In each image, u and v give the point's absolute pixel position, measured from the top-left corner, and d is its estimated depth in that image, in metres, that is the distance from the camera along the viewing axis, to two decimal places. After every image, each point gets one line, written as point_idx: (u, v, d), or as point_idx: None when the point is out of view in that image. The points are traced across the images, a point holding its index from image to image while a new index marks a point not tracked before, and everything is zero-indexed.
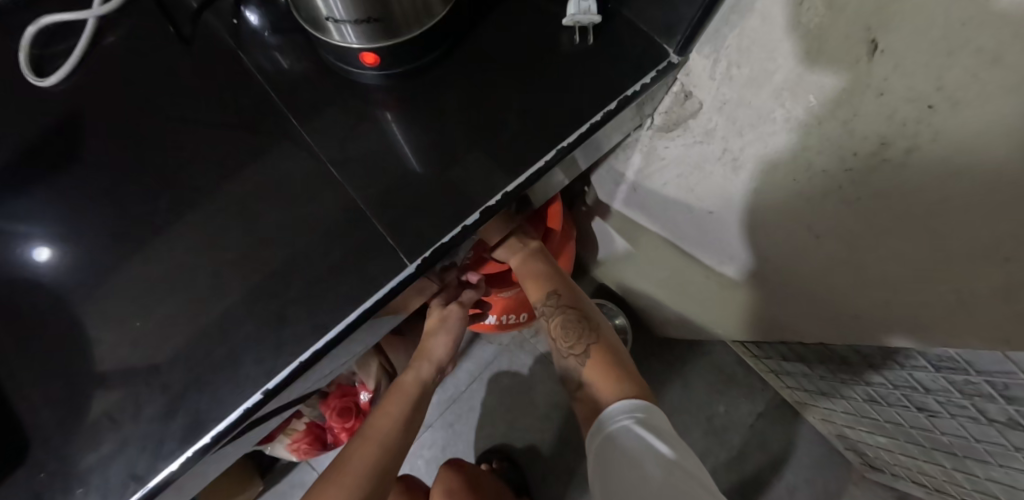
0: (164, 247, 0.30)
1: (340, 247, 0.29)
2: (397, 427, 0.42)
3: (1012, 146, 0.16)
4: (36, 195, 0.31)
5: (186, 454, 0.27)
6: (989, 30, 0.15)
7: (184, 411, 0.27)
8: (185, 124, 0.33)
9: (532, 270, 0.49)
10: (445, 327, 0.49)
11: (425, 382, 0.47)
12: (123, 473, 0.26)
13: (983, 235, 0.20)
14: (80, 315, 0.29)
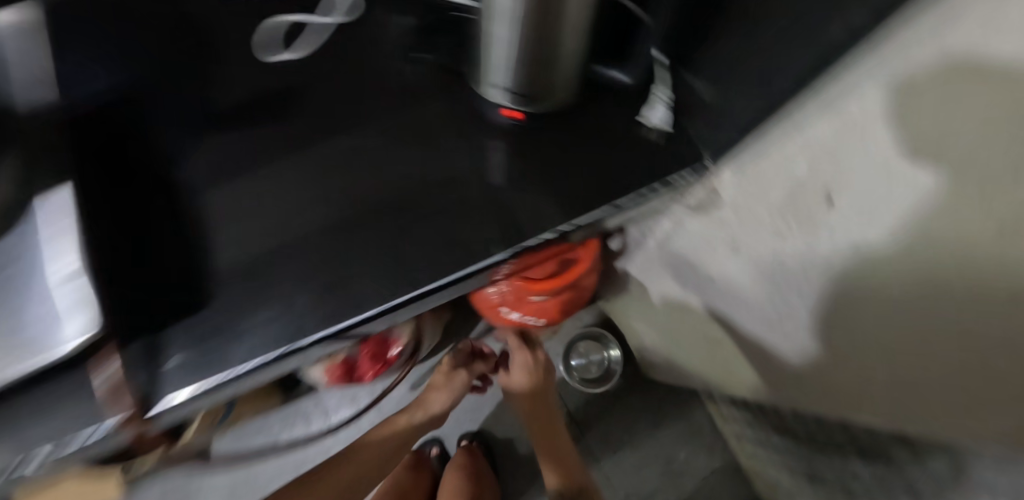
0: (327, 190, 0.41)
1: (447, 224, 0.40)
2: (391, 445, 0.62)
3: (901, 273, 0.29)
4: (251, 130, 0.43)
5: (319, 334, 0.37)
6: (880, 215, 0.28)
7: (326, 304, 0.38)
8: (360, 106, 0.44)
9: (532, 390, 0.71)
10: (444, 393, 0.68)
11: (415, 424, 0.66)
12: (276, 335, 0.37)
13: (890, 321, 0.32)
14: (259, 222, 0.40)
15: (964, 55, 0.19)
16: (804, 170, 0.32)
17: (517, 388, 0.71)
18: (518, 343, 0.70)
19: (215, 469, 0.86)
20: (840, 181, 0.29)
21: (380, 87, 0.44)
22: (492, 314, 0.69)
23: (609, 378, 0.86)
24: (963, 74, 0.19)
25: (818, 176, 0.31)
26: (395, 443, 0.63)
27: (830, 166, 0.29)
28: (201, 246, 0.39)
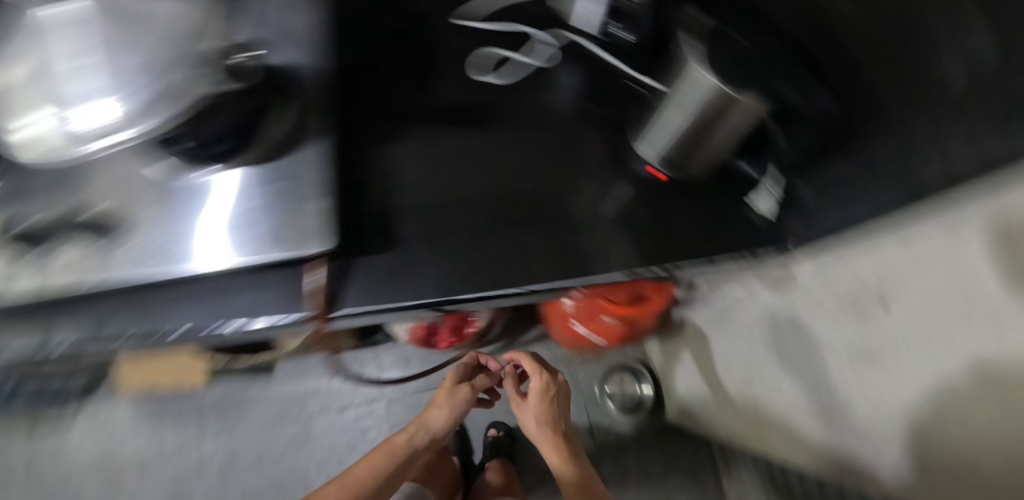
0: (492, 186, 0.52)
1: (581, 239, 0.50)
2: (388, 460, 0.69)
3: (932, 363, 0.39)
4: (441, 123, 0.54)
5: (467, 294, 0.47)
6: (925, 317, 0.38)
7: (477, 272, 0.48)
8: (530, 128, 0.54)
9: (548, 418, 0.73)
10: (444, 407, 0.72)
11: (415, 441, 0.72)
12: (433, 285, 0.47)
13: (915, 403, 0.42)
14: (437, 195, 0.51)
15: (995, 223, 0.30)
16: (871, 273, 0.43)
17: (528, 413, 0.74)
18: (534, 368, 0.73)
19: (273, 384, 0.99)
20: (891, 286, 0.41)
21: (550, 113, 0.55)
22: (560, 323, 0.80)
23: (637, 410, 0.95)
24: (993, 234, 0.30)
25: (882, 280, 0.42)
26: (394, 461, 0.69)
27: (893, 275, 0.40)
28: (390, 198, 0.51)
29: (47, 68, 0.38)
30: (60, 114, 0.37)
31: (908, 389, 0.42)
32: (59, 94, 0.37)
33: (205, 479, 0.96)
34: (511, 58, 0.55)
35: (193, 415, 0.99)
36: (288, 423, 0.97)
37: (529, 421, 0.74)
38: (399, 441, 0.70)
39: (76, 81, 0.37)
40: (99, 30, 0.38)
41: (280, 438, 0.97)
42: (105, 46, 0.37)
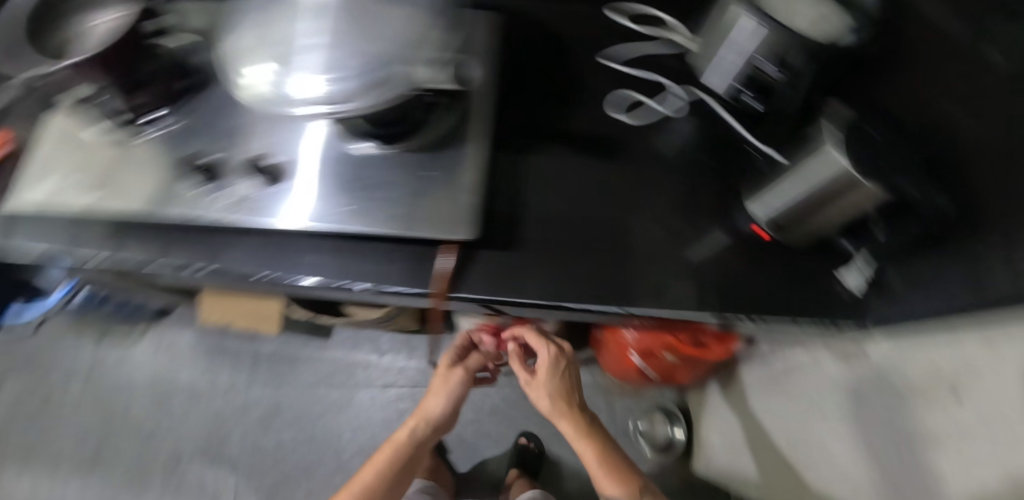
0: (611, 213, 0.58)
1: (685, 277, 0.55)
2: (391, 461, 0.75)
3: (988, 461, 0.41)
4: (574, 149, 0.60)
5: (579, 305, 0.52)
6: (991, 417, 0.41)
7: (589, 287, 0.53)
8: (652, 168, 0.60)
9: (561, 389, 0.72)
10: (441, 392, 0.77)
11: (420, 433, 0.77)
12: (550, 290, 0.53)
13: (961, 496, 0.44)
14: (561, 210, 0.57)
15: None
16: (946, 365, 0.46)
17: (538, 384, 0.72)
18: (536, 343, 0.73)
19: (328, 347, 1.05)
20: (968, 382, 0.43)
21: (672, 159, 0.61)
22: (616, 350, 0.84)
23: (665, 449, 1.01)
24: None
25: (957, 373, 0.45)
26: (398, 457, 0.75)
27: (968, 371, 0.43)
28: (520, 203, 0.57)
29: (286, 32, 0.45)
30: (283, 75, 0.44)
31: (943, 474, 0.46)
32: (285, 58, 0.44)
33: (246, 422, 1.02)
34: (645, 103, 0.62)
35: (249, 360, 1.05)
36: (333, 387, 1.03)
37: (539, 394, 0.73)
38: (401, 438, 0.74)
39: (306, 52, 0.44)
40: (344, 18, 0.45)
41: (322, 400, 1.02)
42: (342, 33, 0.44)
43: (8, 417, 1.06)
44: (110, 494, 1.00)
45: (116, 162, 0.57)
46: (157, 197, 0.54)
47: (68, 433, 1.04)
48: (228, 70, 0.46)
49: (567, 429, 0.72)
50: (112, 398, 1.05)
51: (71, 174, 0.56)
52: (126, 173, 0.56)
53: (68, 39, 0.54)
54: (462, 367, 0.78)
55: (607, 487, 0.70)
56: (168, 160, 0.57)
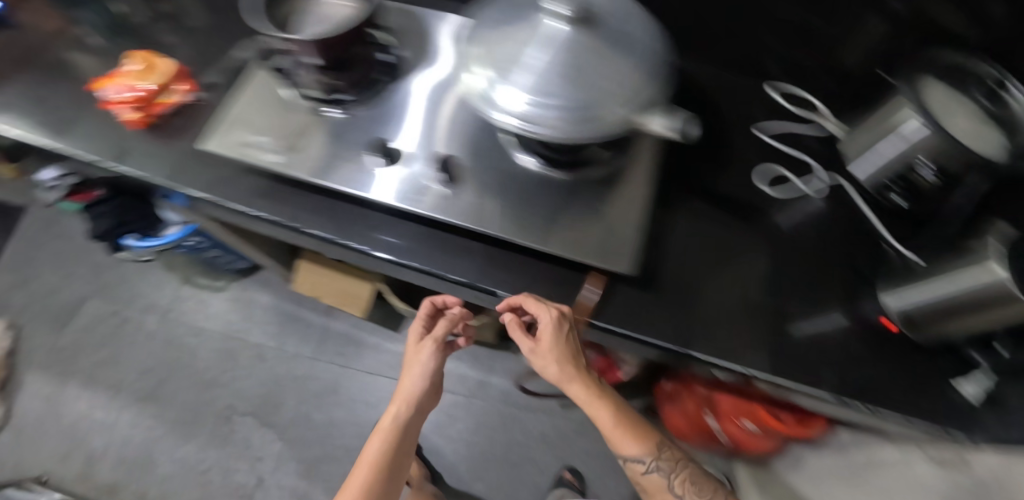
0: (746, 276, 0.61)
1: (807, 352, 0.58)
2: (375, 462, 0.62)
3: None
4: (719, 209, 0.65)
5: (706, 356, 0.55)
6: None
7: (716, 341, 0.57)
8: (789, 242, 0.64)
9: (568, 349, 0.54)
10: (417, 365, 0.64)
11: (403, 418, 0.64)
12: (683, 336, 0.56)
13: None
14: (702, 263, 0.61)
15: None
16: None
17: (543, 349, 0.54)
18: (534, 307, 0.52)
19: (398, 339, 1.08)
20: None
21: (809, 238, 0.65)
22: (690, 405, 0.86)
23: None
24: None
25: None
26: (387, 453, 0.63)
27: None
28: (666, 248, 0.61)
29: (516, 41, 0.46)
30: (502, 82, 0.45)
31: None
32: (508, 66, 0.46)
33: (304, 393, 1.04)
34: (792, 181, 0.67)
35: (320, 334, 1.09)
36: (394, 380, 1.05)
37: (538, 363, 0.55)
38: (382, 432, 0.62)
39: (528, 66, 0.45)
40: (576, 42, 0.45)
41: (381, 389, 1.04)
42: (571, 57, 0.45)
43: (87, 337, 1.12)
44: (161, 431, 1.04)
45: (302, 127, 0.60)
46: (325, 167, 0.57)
47: (136, 365, 1.09)
48: (460, 56, 0.49)
49: (578, 399, 0.56)
50: (184, 341, 1.10)
51: (259, 131, 0.60)
52: (311, 140, 0.59)
53: (292, 8, 0.57)
54: (431, 337, 0.65)
55: (629, 451, 0.56)
56: (353, 139, 0.59)
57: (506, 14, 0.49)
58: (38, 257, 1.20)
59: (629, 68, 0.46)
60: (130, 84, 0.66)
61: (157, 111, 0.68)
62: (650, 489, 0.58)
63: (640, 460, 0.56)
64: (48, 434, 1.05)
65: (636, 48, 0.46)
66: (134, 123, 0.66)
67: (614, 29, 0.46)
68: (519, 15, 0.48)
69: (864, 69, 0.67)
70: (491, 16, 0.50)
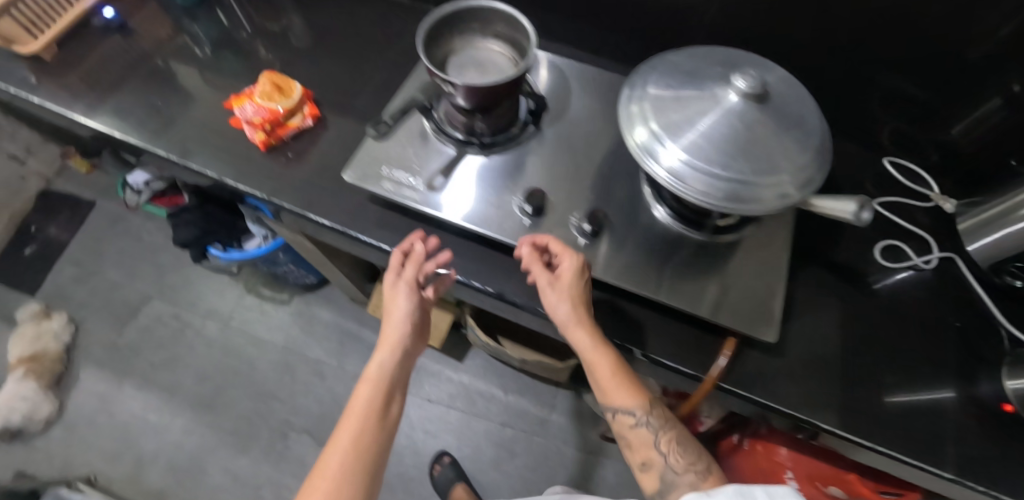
0: (855, 343, 0.62)
1: (918, 425, 0.58)
2: (361, 419, 0.51)
3: None
4: (829, 274, 0.67)
5: (813, 419, 0.57)
6: None
7: (826, 407, 0.58)
8: (896, 311, 0.65)
9: (578, 293, 0.53)
10: (395, 307, 0.56)
11: (388, 368, 0.55)
12: (793, 399, 0.58)
13: None
14: (812, 327, 0.63)
15: None
16: None
17: (559, 287, 0.53)
18: (559, 250, 0.53)
19: (459, 368, 1.08)
20: None
21: (918, 308, 0.65)
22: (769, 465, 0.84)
23: None
24: None
25: None
26: (367, 408, 0.52)
27: None
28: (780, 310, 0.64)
29: (687, 110, 0.48)
30: (670, 148, 0.47)
31: None
32: (678, 133, 0.47)
33: None
34: (904, 251, 0.68)
35: None
36: (454, 408, 1.04)
37: (551, 303, 0.53)
38: (370, 380, 0.52)
39: (700, 137, 0.46)
40: (752, 117, 0.46)
41: (441, 417, 1.03)
42: (748, 131, 0.45)
43: (145, 338, 1.11)
44: (214, 441, 1.02)
45: (447, 168, 0.59)
46: (470, 212, 0.57)
47: (193, 371, 1.07)
48: (621, 107, 0.51)
49: (581, 345, 0.53)
50: (243, 351, 1.09)
51: (404, 167, 0.59)
52: (456, 181, 0.58)
53: (454, 46, 0.59)
54: (404, 277, 0.57)
55: (618, 402, 0.51)
56: (492, 182, 0.59)
57: (675, 77, 0.50)
58: (103, 252, 1.20)
59: (804, 146, 0.46)
60: (262, 104, 0.66)
61: (283, 133, 0.67)
62: (635, 444, 0.52)
63: (628, 411, 0.51)
64: (98, 433, 1.04)
65: (809, 126, 0.47)
66: (260, 144, 0.66)
67: (788, 105, 0.47)
68: (689, 82, 0.49)
69: (973, 145, 0.69)
70: (657, 77, 0.51)
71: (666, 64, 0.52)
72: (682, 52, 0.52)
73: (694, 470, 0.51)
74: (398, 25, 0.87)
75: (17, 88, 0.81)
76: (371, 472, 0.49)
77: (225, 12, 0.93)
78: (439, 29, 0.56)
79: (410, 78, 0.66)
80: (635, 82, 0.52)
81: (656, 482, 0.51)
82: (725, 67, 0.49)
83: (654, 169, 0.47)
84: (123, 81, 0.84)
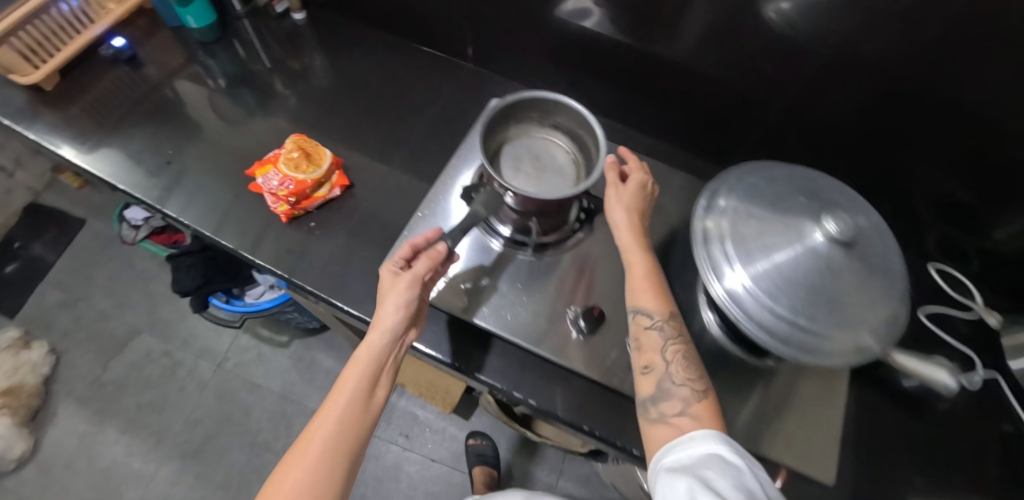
0: (897, 467, 0.61)
1: None
2: (345, 409, 0.44)
3: None
4: (870, 387, 0.66)
5: None
6: None
7: None
8: (940, 434, 0.63)
9: (638, 205, 0.51)
10: (392, 295, 0.49)
11: (377, 355, 0.48)
12: None
13: None
14: (855, 449, 0.61)
15: None
16: None
17: (620, 192, 0.51)
18: (635, 165, 0.53)
19: (465, 427, 1.04)
20: None
21: (962, 432, 0.64)
22: None
23: None
24: None
25: None
26: (351, 397, 0.45)
27: None
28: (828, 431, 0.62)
29: (765, 244, 0.46)
30: (744, 284, 0.45)
31: None
32: (754, 272, 0.45)
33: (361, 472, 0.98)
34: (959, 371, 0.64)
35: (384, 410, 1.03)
36: (458, 470, 1.00)
37: (613, 196, 0.51)
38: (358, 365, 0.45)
39: (777, 278, 0.44)
40: (839, 262, 0.43)
41: (445, 478, 0.99)
42: (834, 278, 0.43)
43: (134, 375, 1.05)
44: (200, 493, 0.96)
45: (494, 271, 0.56)
46: (517, 323, 0.53)
47: (184, 414, 1.02)
48: (695, 225, 0.50)
49: (622, 245, 0.50)
50: (239, 396, 1.04)
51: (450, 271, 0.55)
52: (506, 283, 0.55)
53: (511, 134, 0.55)
54: (414, 272, 0.49)
55: (640, 298, 0.47)
56: (541, 285, 0.55)
57: (754, 204, 0.48)
58: (91, 278, 1.13)
59: (888, 295, 0.44)
60: (290, 176, 0.66)
61: (307, 205, 0.68)
62: (644, 348, 0.46)
63: (649, 311, 0.46)
64: (75, 477, 0.97)
65: (892, 273, 0.45)
66: (282, 216, 0.66)
67: (873, 247, 0.44)
68: (772, 212, 0.47)
69: (1017, 253, 0.67)
70: (735, 201, 0.49)
71: (745, 186, 0.50)
72: (762, 174, 0.51)
73: (695, 387, 0.43)
74: (432, 82, 0.83)
75: (16, 122, 0.74)
76: (350, 468, 0.43)
77: (244, 46, 0.87)
78: (499, 118, 0.52)
79: (450, 166, 0.63)
80: (709, 200, 0.51)
81: (652, 386, 0.43)
82: (808, 197, 0.47)
83: (718, 287, 0.46)
84: (132, 120, 0.79)
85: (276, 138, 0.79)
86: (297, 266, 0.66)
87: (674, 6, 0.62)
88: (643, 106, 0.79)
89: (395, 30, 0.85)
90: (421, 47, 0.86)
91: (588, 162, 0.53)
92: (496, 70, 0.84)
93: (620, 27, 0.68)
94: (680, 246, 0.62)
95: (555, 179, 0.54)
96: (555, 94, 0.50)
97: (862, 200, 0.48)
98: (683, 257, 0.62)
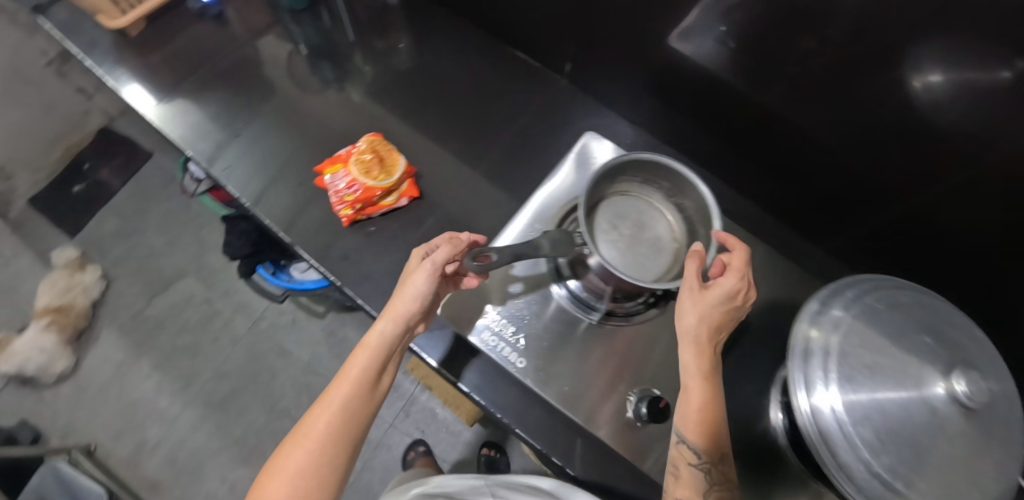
0: None
1: None
2: (351, 390, 0.45)
3: None
4: None
5: None
6: None
7: None
8: None
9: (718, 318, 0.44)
10: (410, 284, 0.47)
11: (386, 340, 0.47)
12: None
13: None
14: None
15: None
16: None
17: (699, 300, 0.43)
18: (730, 267, 0.43)
19: (481, 435, 1.02)
20: None
21: None
22: None
23: None
24: None
25: None
26: (356, 381, 0.45)
27: None
28: None
29: (871, 376, 0.41)
30: (833, 408, 0.41)
31: None
32: (849, 399, 0.41)
33: (370, 459, 0.99)
34: None
35: (404, 402, 1.03)
36: None
37: (687, 305, 0.43)
38: (366, 354, 0.45)
39: (881, 427, 0.40)
40: (956, 423, 0.40)
41: None
42: (945, 441, 0.40)
43: (173, 316, 1.08)
44: (217, 445, 1.01)
45: (553, 329, 0.54)
46: (570, 397, 0.52)
47: (213, 365, 1.05)
48: (793, 328, 0.45)
49: (684, 361, 0.44)
50: (268, 358, 1.06)
51: (514, 323, 0.54)
52: (564, 349, 0.54)
53: (623, 186, 0.50)
54: (435, 260, 0.47)
55: (687, 430, 0.42)
56: (599, 361, 0.54)
57: (871, 330, 0.43)
58: (148, 211, 1.14)
59: (999, 467, 0.40)
60: (360, 181, 0.65)
61: (371, 212, 0.67)
62: (681, 480, 0.43)
63: (697, 447, 0.42)
64: (107, 403, 1.03)
65: (1012, 444, 0.41)
66: (345, 220, 0.65)
67: (997, 413, 0.41)
68: (889, 348, 0.42)
69: None
70: (849, 318, 0.44)
71: (862, 306, 0.45)
72: (882, 296, 0.46)
73: None
74: (519, 92, 0.79)
75: (99, 66, 0.76)
76: (351, 448, 0.44)
77: (331, 17, 0.83)
78: (621, 168, 0.47)
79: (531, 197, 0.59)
80: (820, 306, 0.46)
81: None
82: (934, 338, 0.43)
83: (802, 404, 0.42)
84: (210, 79, 0.78)
85: (347, 122, 0.76)
86: (350, 269, 0.65)
87: (806, 64, 0.54)
88: (740, 158, 0.73)
89: (490, 28, 0.79)
90: (511, 50, 0.81)
91: (694, 244, 0.48)
92: (588, 91, 0.79)
93: (734, 70, 0.61)
94: (750, 337, 0.58)
95: (652, 253, 0.49)
96: (698, 176, 0.45)
97: (991, 353, 0.43)
98: (753, 350, 0.58)
